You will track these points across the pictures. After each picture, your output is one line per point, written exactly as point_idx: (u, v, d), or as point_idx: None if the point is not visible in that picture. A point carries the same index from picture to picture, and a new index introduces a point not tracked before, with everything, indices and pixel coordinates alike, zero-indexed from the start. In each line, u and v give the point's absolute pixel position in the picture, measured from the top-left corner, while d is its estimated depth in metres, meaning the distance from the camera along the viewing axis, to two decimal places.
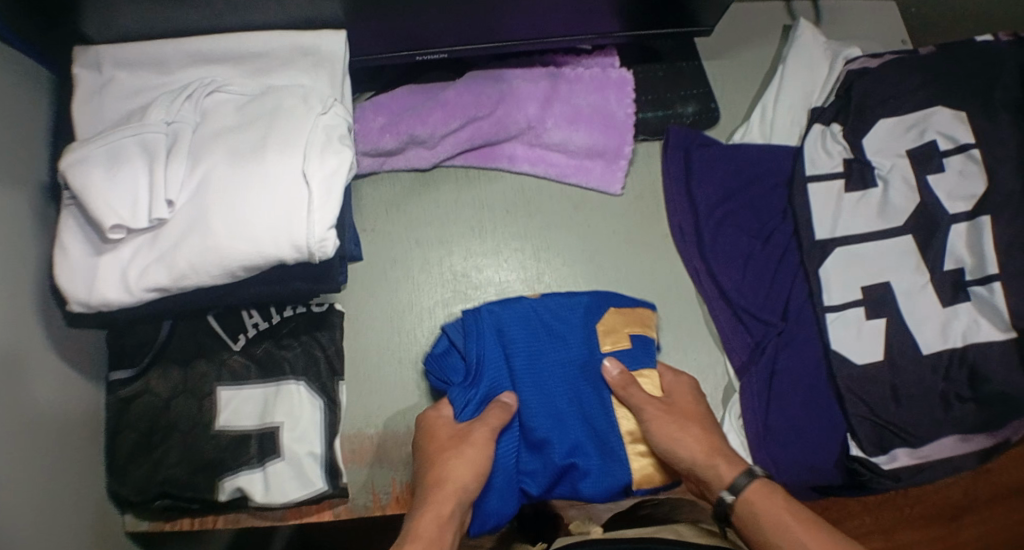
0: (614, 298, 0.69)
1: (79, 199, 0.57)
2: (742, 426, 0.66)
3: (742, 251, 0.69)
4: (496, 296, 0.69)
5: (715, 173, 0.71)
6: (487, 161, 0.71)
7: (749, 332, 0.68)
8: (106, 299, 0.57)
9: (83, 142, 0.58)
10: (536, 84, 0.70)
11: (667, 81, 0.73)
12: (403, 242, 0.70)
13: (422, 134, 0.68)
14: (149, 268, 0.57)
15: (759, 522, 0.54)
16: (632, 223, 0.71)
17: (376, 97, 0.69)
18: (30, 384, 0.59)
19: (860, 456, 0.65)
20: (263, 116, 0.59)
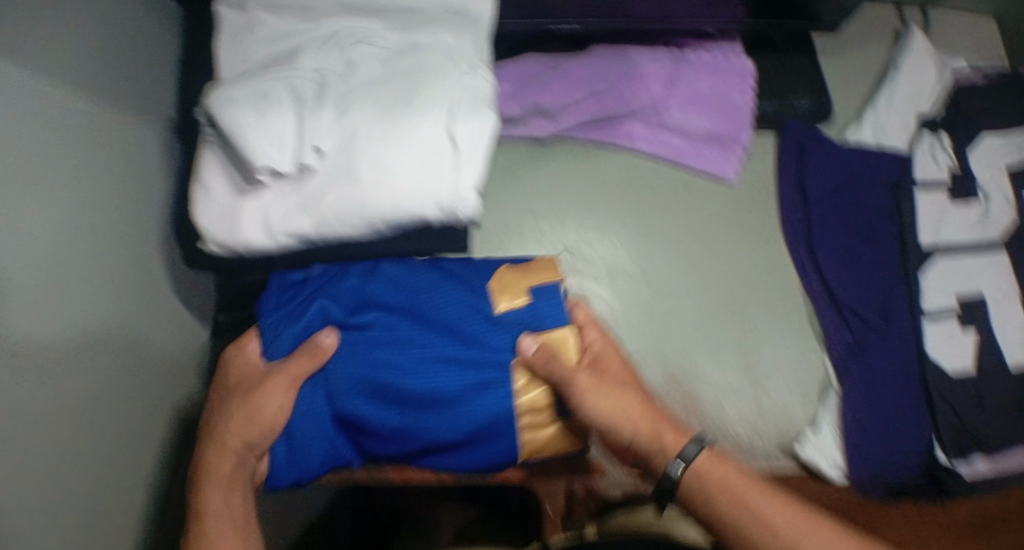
0: (716, 283, 0.71)
1: (227, 138, 0.56)
2: (836, 420, 0.68)
3: (845, 250, 0.71)
4: (605, 273, 0.70)
5: (826, 171, 0.72)
6: (605, 139, 0.71)
7: (850, 330, 0.70)
8: (246, 241, 0.57)
9: (229, 81, 0.58)
10: (661, 63, 0.69)
11: (783, 73, 0.72)
12: (518, 210, 0.71)
13: (549, 105, 0.69)
14: (292, 214, 0.57)
15: (701, 486, 0.54)
16: (738, 212, 0.73)
17: (501, 63, 0.69)
18: (139, 321, 0.59)
19: (944, 461, 0.66)
20: (410, 73, 0.60)
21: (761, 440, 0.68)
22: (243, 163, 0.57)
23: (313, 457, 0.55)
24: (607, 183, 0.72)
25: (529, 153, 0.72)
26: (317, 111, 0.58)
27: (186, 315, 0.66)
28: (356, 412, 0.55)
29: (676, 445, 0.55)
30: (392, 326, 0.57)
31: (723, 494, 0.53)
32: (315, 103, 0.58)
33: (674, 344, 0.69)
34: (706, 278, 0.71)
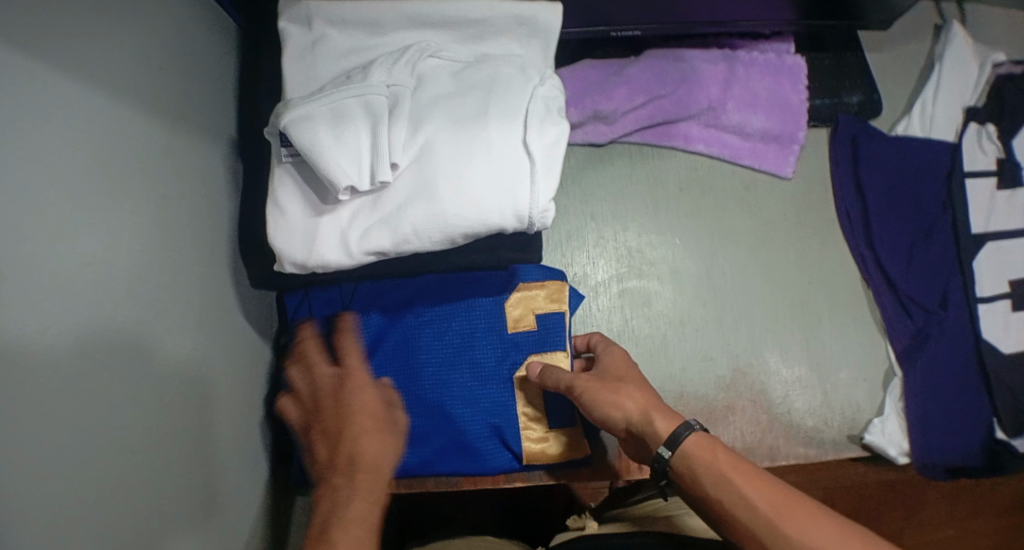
0: (779, 281, 0.72)
1: (304, 157, 0.56)
2: (900, 407, 0.69)
3: (905, 240, 0.72)
4: (669, 274, 0.71)
5: (884, 162, 0.72)
6: (662, 140, 0.72)
7: (910, 319, 0.71)
8: (326, 261, 0.57)
9: (301, 100, 0.58)
10: (715, 65, 0.70)
11: (834, 71, 0.74)
12: (580, 215, 0.71)
13: (606, 110, 0.69)
14: (372, 231, 0.57)
15: (695, 471, 0.51)
16: (798, 207, 0.74)
17: (560, 69, 0.70)
18: (213, 347, 0.58)
19: (1004, 438, 0.68)
20: (482, 84, 0.60)
21: (830, 431, 0.69)
22: (321, 184, 0.57)
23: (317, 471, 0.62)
24: (670, 185, 0.73)
25: (587, 157, 0.73)
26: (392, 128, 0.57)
27: (258, 335, 0.66)
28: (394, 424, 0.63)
29: (669, 426, 0.53)
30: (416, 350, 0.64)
31: (709, 474, 0.51)
32: (390, 118, 0.58)
33: (741, 341, 0.70)
34: (771, 275, 0.72)
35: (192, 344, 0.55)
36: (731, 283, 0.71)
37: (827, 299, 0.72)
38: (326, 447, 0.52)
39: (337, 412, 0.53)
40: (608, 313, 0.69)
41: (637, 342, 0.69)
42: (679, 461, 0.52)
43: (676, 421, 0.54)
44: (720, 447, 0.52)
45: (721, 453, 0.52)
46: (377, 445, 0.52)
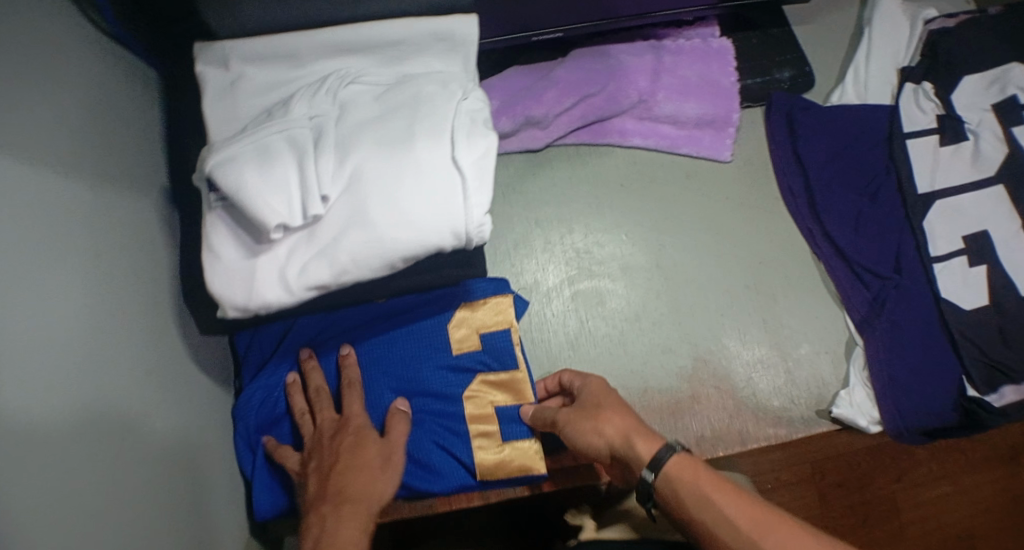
0: (731, 262, 0.73)
1: (232, 199, 0.55)
2: (868, 378, 0.69)
3: (853, 208, 0.73)
4: (620, 270, 0.72)
5: (822, 135, 0.75)
6: (602, 137, 0.74)
7: (866, 287, 0.71)
8: (267, 301, 0.56)
9: (226, 142, 0.57)
10: (642, 58, 0.73)
11: (764, 48, 0.77)
12: (523, 223, 0.73)
13: (537, 114, 0.70)
14: (310, 265, 0.56)
15: (683, 491, 0.52)
16: (741, 192, 0.75)
17: (486, 79, 0.71)
18: (167, 398, 0.57)
19: (976, 396, 0.67)
20: (405, 105, 0.59)
21: (797, 409, 0.69)
22: (252, 225, 0.56)
23: (262, 496, 0.63)
24: (615, 185, 0.75)
25: (528, 165, 0.74)
26: (317, 160, 0.56)
27: (213, 378, 0.65)
28: None
29: (648, 449, 0.54)
30: None
31: (694, 494, 0.52)
32: (314, 151, 0.57)
33: (700, 326, 0.70)
34: (722, 257, 0.73)
35: (144, 394, 0.54)
36: (685, 269, 0.72)
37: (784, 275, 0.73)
38: (319, 481, 0.56)
39: (333, 449, 0.58)
40: (563, 315, 0.70)
41: (598, 341, 0.69)
42: (664, 482, 0.53)
43: (656, 444, 0.55)
44: (702, 465, 0.54)
45: (703, 473, 0.53)
46: (364, 486, 0.55)
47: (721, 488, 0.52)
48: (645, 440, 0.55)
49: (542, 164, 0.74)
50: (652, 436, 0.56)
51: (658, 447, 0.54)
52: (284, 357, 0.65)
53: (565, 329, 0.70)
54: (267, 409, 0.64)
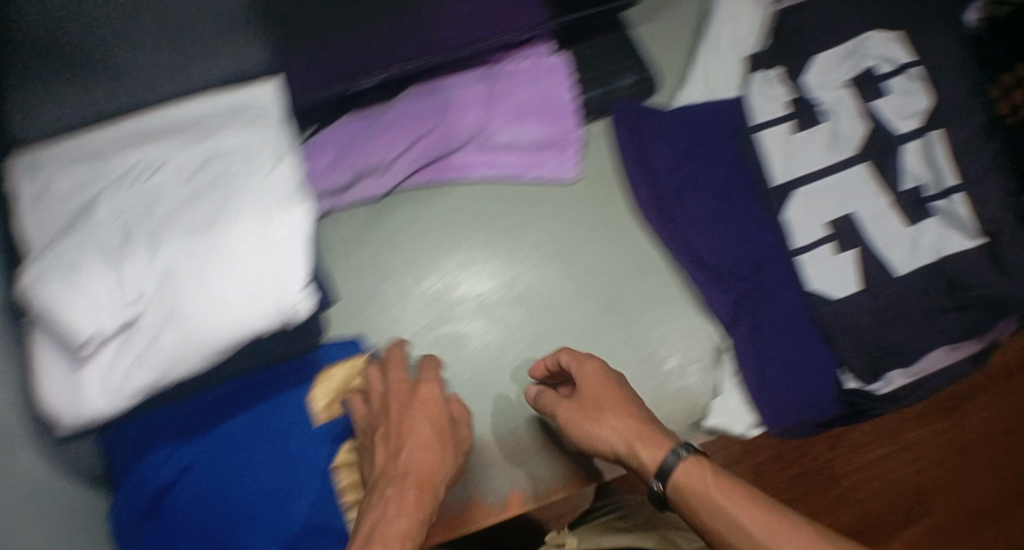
0: (587, 282, 0.74)
1: (42, 318, 0.54)
2: (742, 384, 0.70)
3: (708, 212, 0.73)
4: (477, 309, 0.73)
5: (669, 143, 0.75)
6: (435, 171, 0.74)
7: (726, 291, 0.72)
8: (95, 413, 0.55)
9: (32, 260, 0.55)
10: (473, 88, 0.74)
11: (600, 55, 0.76)
12: (374, 276, 0.74)
13: (373, 161, 0.72)
14: (130, 371, 0.56)
15: (685, 495, 0.57)
16: (588, 216, 0.75)
17: (317, 135, 0.72)
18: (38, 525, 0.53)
19: (857, 387, 0.69)
20: (202, 192, 0.59)
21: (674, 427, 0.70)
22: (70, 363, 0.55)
23: None
24: (460, 213, 0.75)
25: (365, 215, 0.74)
26: (116, 273, 0.56)
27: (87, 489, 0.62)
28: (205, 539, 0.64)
29: (656, 456, 0.58)
30: (222, 462, 0.66)
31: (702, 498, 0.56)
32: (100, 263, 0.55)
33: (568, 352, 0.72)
34: (579, 279, 0.74)
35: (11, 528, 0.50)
36: (534, 290, 0.74)
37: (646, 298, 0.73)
38: (418, 489, 0.60)
39: (379, 450, 0.63)
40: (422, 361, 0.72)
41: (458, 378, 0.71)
42: (671, 490, 0.58)
43: (662, 450, 0.59)
44: (709, 470, 0.57)
45: (710, 476, 0.56)
46: (416, 479, 0.60)
47: (722, 490, 0.56)
48: (653, 448, 0.59)
49: (386, 211, 0.75)
50: (656, 442, 0.59)
51: (663, 453, 0.58)
52: (152, 454, 0.65)
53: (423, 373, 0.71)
54: (124, 539, 0.63)
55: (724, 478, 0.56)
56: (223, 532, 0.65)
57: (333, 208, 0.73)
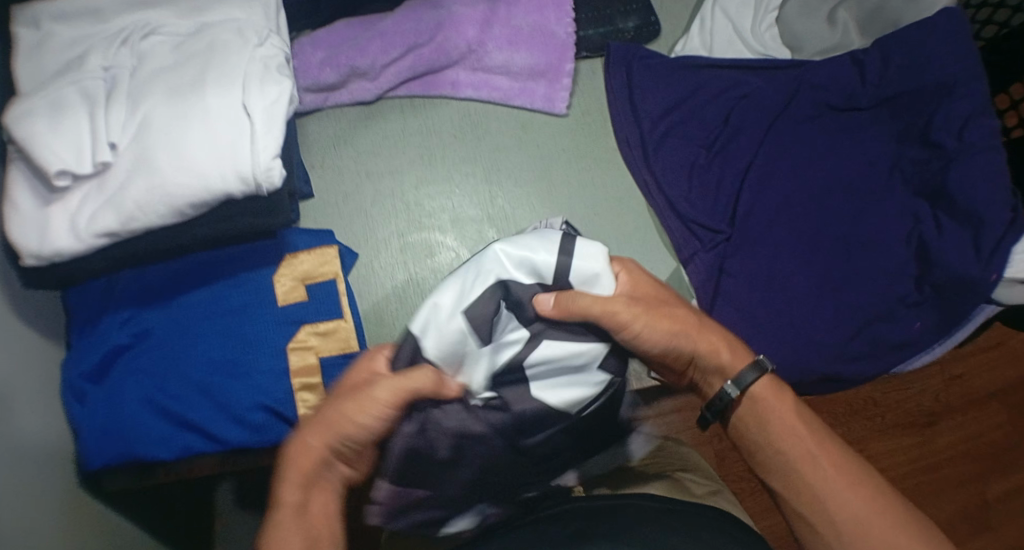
0: (620, 215, 0.88)
1: (220, 89, 0.70)
2: (850, 346, 0.83)
3: (847, 206, 0.85)
4: (514, 210, 0.87)
5: (837, 135, 0.88)
6: (655, 121, 0.88)
7: (700, 241, 0.86)
8: (256, 173, 0.69)
9: (236, 50, 0.73)
10: (629, 49, 0.89)
11: (784, 35, 0.92)
12: (437, 155, 0.87)
13: (476, 59, 0.87)
14: (266, 140, 0.69)
15: (758, 408, 0.67)
16: (706, 164, 0.88)
17: (454, 26, 0.86)
18: (140, 213, 0.69)
19: (835, 355, 0.83)
20: (196, 58, 0.73)
21: (803, 363, 0.82)
22: (64, 142, 0.67)
23: (271, 368, 0.79)
24: (561, 152, 0.88)
25: (521, 120, 0.88)
26: (108, 111, 0.69)
27: (198, 240, 0.78)
28: (267, 375, 0.79)
29: (737, 363, 0.67)
30: (234, 290, 0.81)
31: (773, 416, 0.66)
32: (106, 101, 0.70)
33: (718, 277, 0.85)
34: (599, 210, 0.88)
35: (122, 202, 0.68)
36: (603, 234, 0.87)
37: (779, 228, 0.86)
38: (321, 462, 0.63)
39: (324, 472, 0.64)
40: (454, 235, 0.86)
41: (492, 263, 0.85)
42: (747, 401, 0.67)
43: (745, 360, 0.68)
44: (779, 390, 0.67)
45: (777, 397, 0.67)
46: (324, 459, 0.63)
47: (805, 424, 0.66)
48: (737, 355, 0.68)
49: (468, 119, 0.88)
50: (735, 352, 0.68)
51: (745, 365, 0.67)
52: (237, 275, 0.81)
53: (448, 251, 0.85)
54: (130, 307, 0.80)
55: (788, 404, 0.67)
56: (282, 318, 0.80)
57: (489, 103, 0.88)
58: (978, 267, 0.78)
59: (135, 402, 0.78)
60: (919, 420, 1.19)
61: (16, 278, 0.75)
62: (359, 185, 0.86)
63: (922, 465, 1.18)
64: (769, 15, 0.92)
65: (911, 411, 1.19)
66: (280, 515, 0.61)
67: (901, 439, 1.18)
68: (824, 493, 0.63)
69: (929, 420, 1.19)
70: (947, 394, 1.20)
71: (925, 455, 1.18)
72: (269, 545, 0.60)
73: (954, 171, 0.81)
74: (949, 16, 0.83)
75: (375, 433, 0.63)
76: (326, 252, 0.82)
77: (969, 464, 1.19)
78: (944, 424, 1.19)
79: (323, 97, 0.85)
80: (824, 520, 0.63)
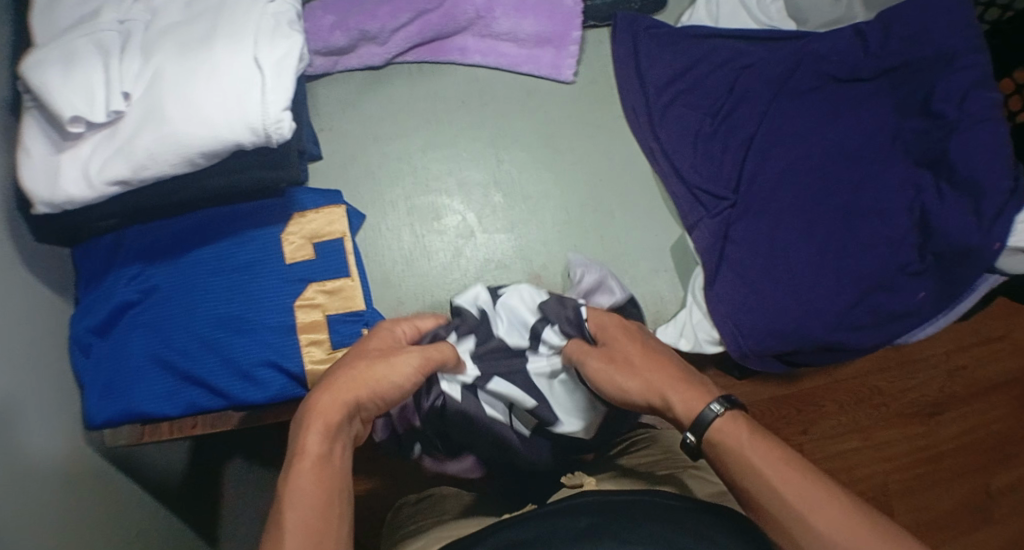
0: (624, 183, 0.89)
1: (231, 41, 0.71)
2: (856, 315, 0.83)
3: (849, 175, 0.86)
4: (518, 176, 0.88)
5: (840, 105, 0.88)
6: (661, 91, 0.89)
7: (704, 208, 0.86)
8: (265, 123, 0.69)
9: (246, 5, 0.74)
10: (636, 20, 0.90)
11: (788, 9, 0.93)
12: (445, 120, 0.88)
13: (483, 26, 0.88)
14: (274, 91, 0.70)
15: (719, 450, 0.58)
16: (711, 134, 0.89)
17: None
18: (151, 162, 0.69)
19: (840, 323, 0.82)
20: (209, 14, 0.74)
21: (807, 330, 0.82)
22: (76, 88, 0.68)
23: (278, 323, 0.80)
24: (567, 120, 0.90)
25: (527, 88, 0.90)
26: (122, 63, 0.70)
27: (207, 196, 0.79)
28: (273, 330, 0.80)
29: (693, 408, 0.62)
30: (241, 247, 0.81)
31: (735, 453, 0.58)
32: (120, 52, 0.71)
33: (722, 244, 0.85)
34: (604, 177, 0.89)
35: (134, 150, 0.69)
36: (607, 201, 0.88)
37: (783, 196, 0.86)
38: (346, 410, 0.60)
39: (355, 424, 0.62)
40: (459, 199, 0.87)
41: (496, 228, 0.86)
42: (707, 444, 0.60)
43: (697, 405, 0.61)
44: (744, 427, 0.59)
45: (744, 434, 0.58)
46: (350, 415, 0.60)
47: (768, 459, 0.56)
48: (690, 403, 0.62)
49: (475, 85, 0.89)
50: (693, 393, 0.63)
51: (700, 407, 0.61)
52: (245, 232, 0.82)
53: (453, 217, 0.86)
54: (138, 263, 0.81)
55: (760, 445, 0.57)
56: (289, 276, 0.81)
57: (496, 70, 0.90)
58: (980, 234, 0.78)
59: (142, 356, 0.79)
60: (921, 410, 1.18)
61: (26, 228, 0.76)
62: (367, 148, 0.87)
63: (924, 456, 1.17)
64: None
65: (913, 401, 1.18)
66: (302, 462, 0.55)
67: (903, 429, 1.18)
68: (796, 526, 0.53)
69: (931, 411, 1.19)
70: (950, 384, 1.19)
71: (927, 446, 1.18)
72: (289, 495, 0.54)
73: (956, 138, 0.81)
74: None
75: (396, 393, 0.63)
76: (333, 213, 0.83)
77: (971, 455, 1.18)
78: (947, 414, 1.19)
79: (333, 61, 0.87)
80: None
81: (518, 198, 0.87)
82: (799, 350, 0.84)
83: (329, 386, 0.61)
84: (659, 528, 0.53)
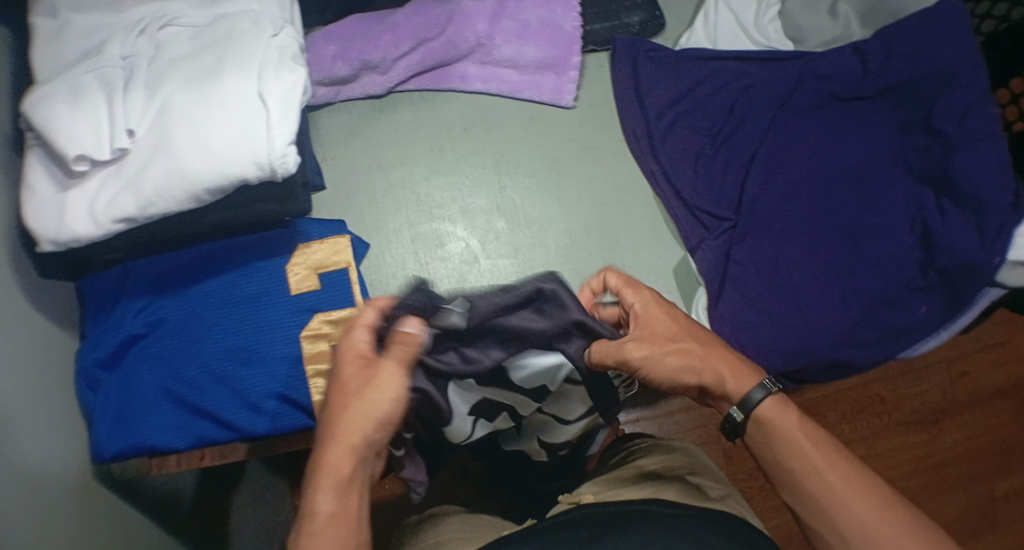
0: (627, 205, 0.89)
1: (236, 78, 0.72)
2: (861, 333, 0.83)
3: (848, 192, 0.87)
4: (522, 201, 0.88)
5: (838, 124, 0.89)
6: (661, 112, 0.90)
7: (706, 228, 0.87)
8: (270, 158, 0.70)
9: (250, 40, 0.74)
10: (635, 43, 0.91)
11: (786, 29, 0.94)
12: (449, 146, 0.89)
13: (484, 53, 0.89)
14: (278, 126, 0.70)
15: (766, 430, 0.62)
16: (711, 155, 0.89)
17: (463, 20, 0.87)
18: (159, 199, 0.70)
19: (844, 341, 0.83)
20: (213, 49, 0.74)
21: (811, 349, 0.82)
22: (80, 126, 0.68)
23: (287, 353, 0.80)
24: (569, 143, 0.90)
25: (529, 113, 0.91)
26: (127, 98, 0.71)
27: (212, 228, 0.79)
28: (281, 360, 0.80)
29: (742, 388, 0.63)
30: (248, 277, 0.82)
31: (785, 437, 0.61)
32: (124, 88, 0.71)
33: (725, 264, 0.86)
34: (606, 200, 0.89)
35: (139, 187, 0.69)
36: (610, 224, 0.89)
37: (786, 215, 0.86)
38: (356, 459, 0.58)
39: (361, 472, 0.59)
40: (462, 224, 0.87)
41: (501, 253, 0.87)
42: (753, 423, 0.63)
43: (749, 383, 0.63)
44: (791, 411, 0.62)
45: (793, 419, 0.61)
46: (358, 465, 0.58)
47: (816, 446, 0.60)
48: (738, 379, 0.63)
49: (477, 111, 0.90)
50: (742, 371, 0.64)
51: (750, 387, 0.63)
52: (251, 262, 0.82)
53: (458, 242, 0.87)
54: (143, 297, 0.81)
55: (804, 433, 0.61)
56: (297, 306, 0.81)
57: (498, 96, 0.90)
58: (982, 251, 0.78)
59: (150, 389, 0.79)
60: (925, 418, 1.19)
61: (32, 265, 0.76)
62: (370, 177, 0.88)
63: (928, 464, 1.18)
64: (772, 9, 0.95)
65: (916, 409, 1.18)
66: (313, 526, 0.55)
67: (907, 438, 1.18)
68: (832, 507, 0.58)
69: (934, 418, 1.19)
70: (952, 392, 1.20)
71: (930, 454, 1.18)
72: None
73: (958, 156, 0.81)
74: (949, 5, 0.84)
75: (400, 407, 0.60)
76: (338, 242, 0.83)
77: (975, 461, 1.19)
78: (951, 421, 1.19)
79: (335, 90, 0.87)
80: (833, 533, 0.58)
81: (522, 224, 0.88)
82: (805, 369, 0.84)
83: (341, 430, 0.58)
84: (654, 532, 0.56)
